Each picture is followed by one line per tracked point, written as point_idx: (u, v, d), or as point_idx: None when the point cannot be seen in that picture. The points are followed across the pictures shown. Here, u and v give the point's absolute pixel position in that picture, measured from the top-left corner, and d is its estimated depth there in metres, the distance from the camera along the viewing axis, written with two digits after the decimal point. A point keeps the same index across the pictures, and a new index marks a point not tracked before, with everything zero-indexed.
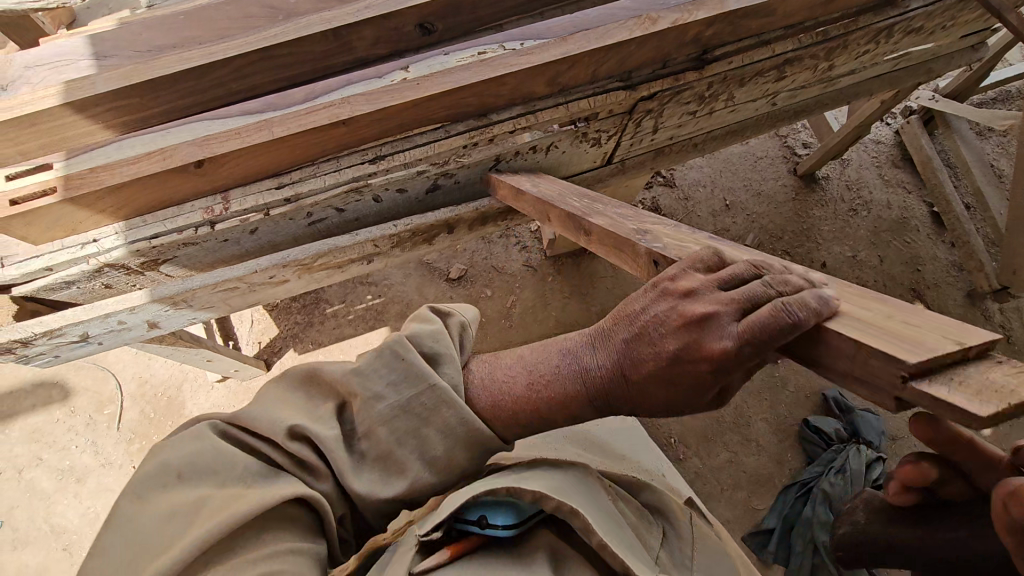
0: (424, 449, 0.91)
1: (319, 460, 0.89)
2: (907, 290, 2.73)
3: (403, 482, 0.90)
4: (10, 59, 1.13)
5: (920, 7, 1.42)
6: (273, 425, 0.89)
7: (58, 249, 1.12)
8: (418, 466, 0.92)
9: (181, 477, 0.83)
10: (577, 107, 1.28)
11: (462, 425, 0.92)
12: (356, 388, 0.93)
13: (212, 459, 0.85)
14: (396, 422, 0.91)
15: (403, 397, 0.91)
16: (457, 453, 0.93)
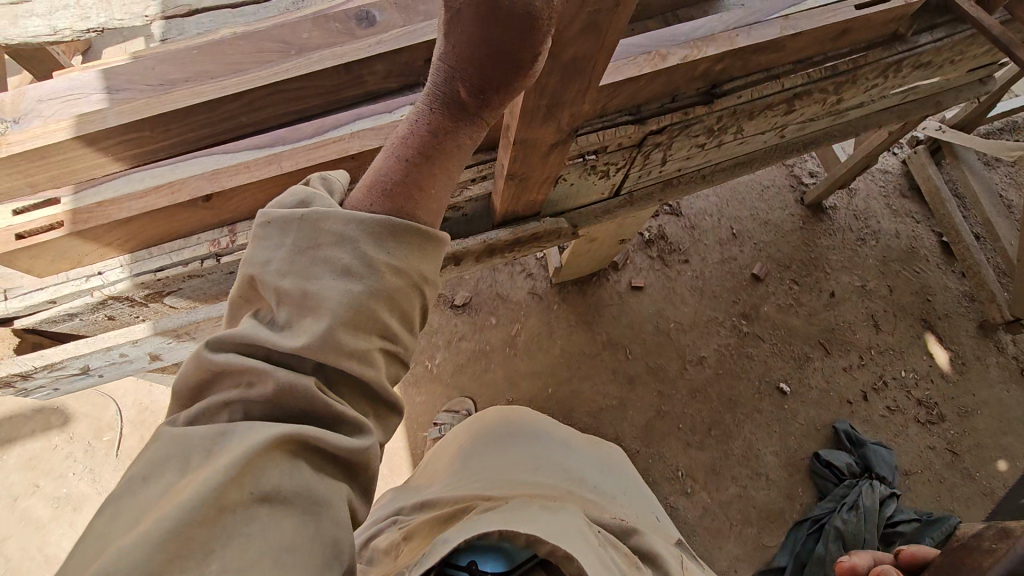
0: (331, 264, 0.71)
1: (242, 360, 0.67)
2: (918, 320, 2.71)
3: (325, 308, 0.68)
4: (22, 93, 1.13)
5: (929, 42, 1.43)
6: (193, 360, 0.69)
7: (62, 282, 1.10)
8: (340, 290, 0.70)
9: (148, 479, 0.61)
10: (587, 141, 1.27)
11: (362, 224, 0.73)
12: (246, 275, 0.73)
13: (173, 447, 0.63)
14: (290, 266, 0.71)
15: (286, 244, 0.72)
16: (371, 251, 0.72)
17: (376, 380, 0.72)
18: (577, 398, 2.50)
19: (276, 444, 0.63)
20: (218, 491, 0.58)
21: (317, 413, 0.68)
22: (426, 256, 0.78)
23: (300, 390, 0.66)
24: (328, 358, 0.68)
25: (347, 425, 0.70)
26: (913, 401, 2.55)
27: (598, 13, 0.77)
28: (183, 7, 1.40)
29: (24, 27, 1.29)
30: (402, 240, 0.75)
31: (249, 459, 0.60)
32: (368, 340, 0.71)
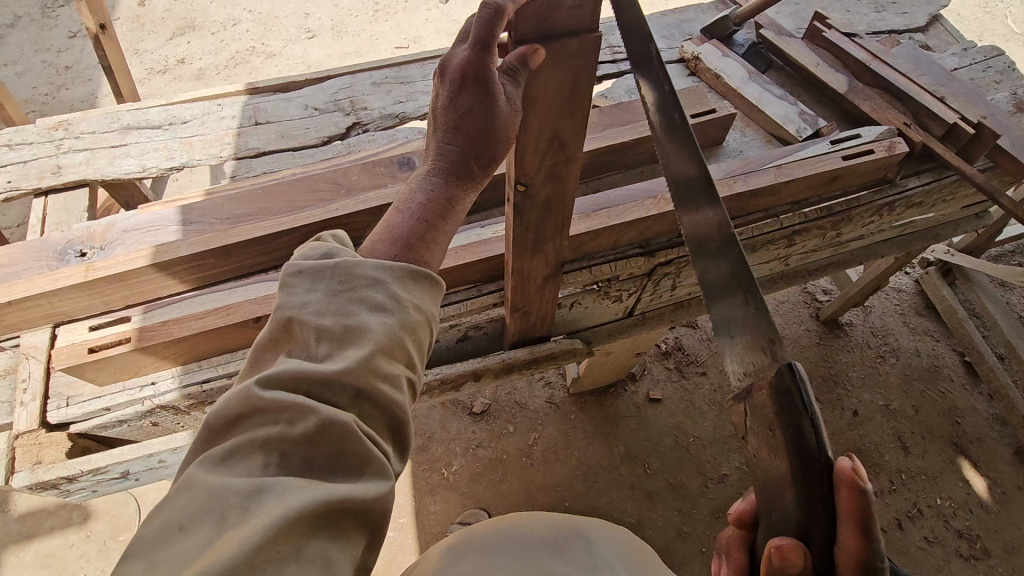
0: (368, 304, 0.68)
1: (286, 397, 0.60)
2: (948, 443, 2.63)
3: (368, 346, 0.65)
4: (110, 223, 1.31)
5: (917, 186, 1.56)
6: (234, 399, 0.61)
7: (119, 390, 1.20)
8: (379, 323, 0.67)
9: (182, 531, 0.54)
10: (599, 271, 1.39)
11: (394, 267, 0.71)
12: (279, 317, 0.67)
13: (204, 499, 0.55)
14: (324, 307, 0.67)
15: (324, 286, 0.68)
16: (410, 296, 0.71)
17: (404, 415, 0.66)
18: (595, 513, 2.44)
19: (315, 501, 0.55)
20: (253, 556, 0.51)
21: (352, 459, 0.60)
22: (438, 300, 0.76)
23: (341, 430, 0.59)
24: (366, 387, 0.63)
25: (374, 468, 0.61)
26: (952, 533, 2.43)
27: (554, 163, 0.93)
28: (253, 149, 1.60)
29: (120, 166, 1.54)
30: (421, 282, 0.73)
31: (287, 522, 0.53)
32: (398, 371, 0.66)
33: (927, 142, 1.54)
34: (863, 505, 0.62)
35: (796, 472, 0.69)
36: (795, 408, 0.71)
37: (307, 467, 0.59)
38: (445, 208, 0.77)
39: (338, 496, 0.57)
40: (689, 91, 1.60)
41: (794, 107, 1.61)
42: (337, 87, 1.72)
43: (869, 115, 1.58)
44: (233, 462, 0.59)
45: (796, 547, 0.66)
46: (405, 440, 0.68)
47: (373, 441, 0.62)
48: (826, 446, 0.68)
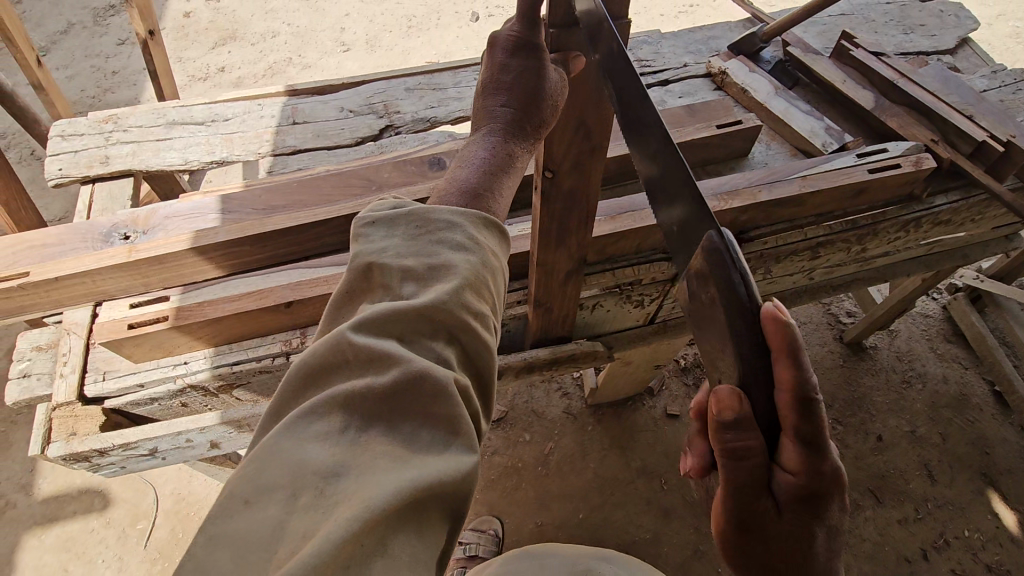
0: (447, 247, 0.72)
1: (376, 344, 0.61)
2: (977, 473, 2.55)
3: (455, 280, 0.68)
4: (153, 210, 1.37)
5: (944, 203, 1.55)
6: (321, 352, 0.62)
7: (152, 368, 1.24)
8: (464, 261, 0.70)
9: (249, 506, 0.52)
10: (622, 274, 1.40)
11: (469, 213, 0.76)
12: (361, 262, 0.70)
13: (279, 473, 0.54)
14: (404, 251, 0.71)
15: (403, 236, 0.73)
16: (487, 242, 0.75)
17: (490, 365, 0.68)
18: (608, 526, 2.41)
19: (404, 486, 0.52)
20: (340, 552, 0.47)
21: (441, 423, 0.59)
22: (507, 252, 0.79)
23: (434, 384, 0.60)
24: (456, 330, 0.65)
25: (462, 439, 0.59)
26: (980, 567, 2.34)
27: (580, 152, 0.98)
28: (289, 147, 1.67)
29: (164, 158, 1.61)
30: (494, 231, 0.77)
31: (378, 512, 0.50)
32: (486, 311, 0.69)
33: (955, 158, 1.53)
34: (791, 338, 0.57)
35: (731, 322, 0.60)
36: (725, 265, 0.60)
37: (389, 435, 0.58)
38: (505, 163, 0.84)
39: (429, 477, 0.54)
40: (715, 104, 1.63)
41: (820, 122, 1.62)
42: (372, 91, 1.78)
43: (896, 131, 1.59)
44: (311, 419, 0.58)
45: (732, 393, 0.61)
46: (489, 398, 0.69)
47: (462, 395, 0.62)
48: (756, 291, 0.59)
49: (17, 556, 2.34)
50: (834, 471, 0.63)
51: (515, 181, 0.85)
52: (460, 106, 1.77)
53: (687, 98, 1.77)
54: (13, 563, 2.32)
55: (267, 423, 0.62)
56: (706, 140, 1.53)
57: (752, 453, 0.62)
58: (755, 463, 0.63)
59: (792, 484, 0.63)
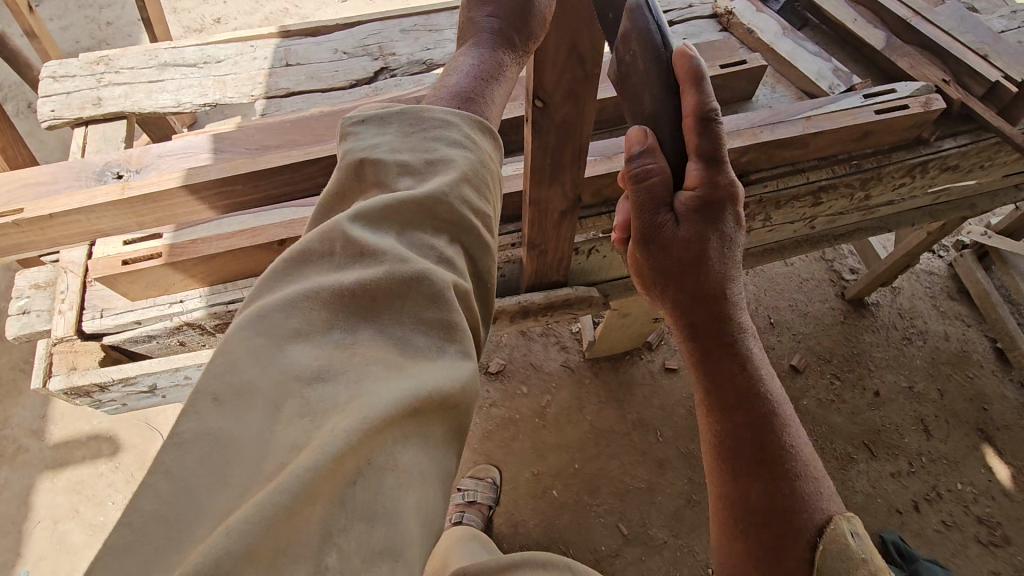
0: (444, 143, 0.73)
1: (372, 242, 0.62)
2: (973, 429, 2.57)
3: (454, 174, 0.70)
4: (145, 149, 1.36)
5: (953, 147, 1.49)
6: (312, 245, 0.62)
7: (149, 306, 1.26)
8: (461, 156, 0.73)
9: (217, 404, 0.49)
10: (619, 217, 1.38)
11: (467, 115, 0.77)
12: (354, 159, 0.70)
13: (265, 376, 0.51)
14: (399, 146, 0.72)
15: (397, 133, 0.74)
16: (483, 142, 0.77)
17: (489, 271, 0.71)
18: (605, 476, 2.46)
19: (403, 397, 0.51)
20: (341, 462, 0.46)
21: (438, 327, 0.60)
22: (500, 154, 0.80)
23: (435, 283, 0.61)
24: (456, 228, 0.68)
25: (459, 345, 0.60)
26: (971, 518, 2.38)
27: (572, 80, 0.97)
28: (283, 89, 1.64)
29: (156, 100, 1.58)
30: (489, 133, 0.79)
31: (377, 420, 0.49)
32: (483, 209, 0.71)
33: (966, 100, 1.48)
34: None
35: (708, 226, 0.69)
36: (710, 166, 0.70)
37: (382, 340, 0.58)
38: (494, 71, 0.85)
39: (430, 384, 0.54)
40: (719, 44, 1.58)
41: (829, 63, 1.57)
42: (367, 33, 1.74)
43: (906, 72, 1.53)
44: (296, 316, 0.56)
45: None
46: (487, 306, 0.70)
47: (461, 294, 0.64)
48: (730, 187, 0.69)
49: (32, 498, 2.43)
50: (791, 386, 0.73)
51: (504, 91, 0.86)
52: (457, 48, 1.72)
53: (691, 39, 1.71)
54: (28, 502, 2.42)
55: (244, 320, 0.60)
56: (709, 80, 1.48)
57: None
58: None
59: None
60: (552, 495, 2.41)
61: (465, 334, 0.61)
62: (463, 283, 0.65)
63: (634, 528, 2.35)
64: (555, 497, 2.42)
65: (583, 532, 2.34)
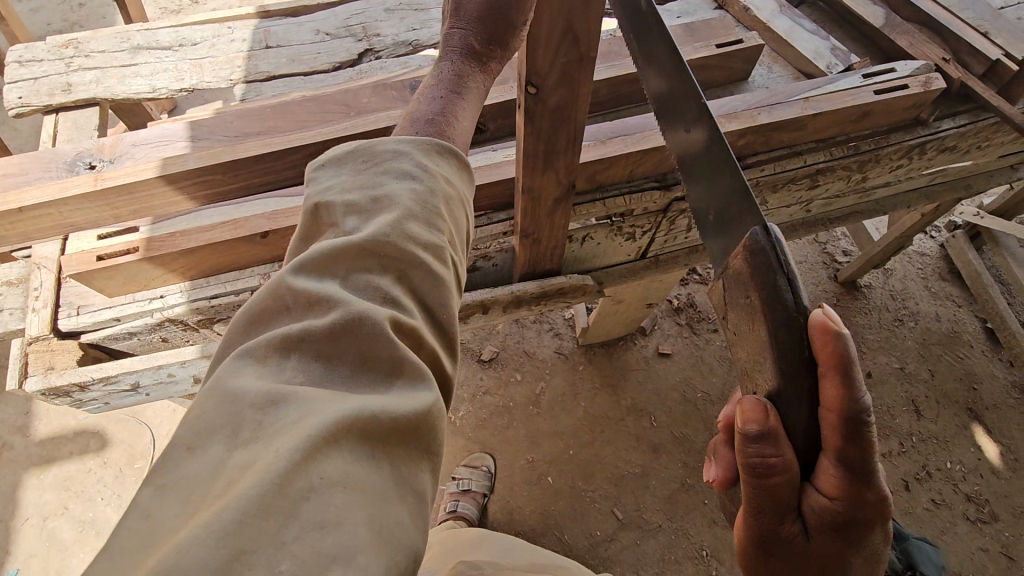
0: (394, 176, 0.69)
1: (315, 285, 0.59)
2: (963, 409, 2.59)
3: (400, 208, 0.65)
4: (119, 138, 1.30)
5: (951, 128, 1.47)
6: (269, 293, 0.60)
7: (128, 302, 1.21)
8: (408, 189, 0.68)
9: (186, 448, 0.48)
10: (613, 204, 1.34)
11: (415, 142, 0.73)
12: (309, 205, 0.68)
13: (213, 414, 0.50)
14: (348, 186, 0.69)
15: (344, 176, 0.70)
16: (438, 167, 0.73)
17: (446, 309, 0.65)
18: (599, 462, 2.46)
19: (343, 423, 0.49)
20: (274, 498, 0.43)
21: (384, 359, 0.56)
22: (461, 181, 0.77)
23: (376, 319, 0.57)
24: (405, 264, 0.63)
25: (408, 376, 0.57)
26: (960, 496, 2.40)
27: (567, 63, 0.93)
28: (263, 73, 1.58)
29: (130, 85, 1.51)
30: (447, 157, 0.75)
31: (316, 438, 0.46)
32: (437, 240, 0.66)
33: (965, 79, 1.44)
34: (841, 350, 0.59)
35: (776, 334, 0.63)
36: (772, 266, 0.64)
37: (330, 376, 0.55)
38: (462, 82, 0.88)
39: (379, 409, 0.52)
40: (715, 23, 1.53)
41: (826, 42, 1.53)
42: (350, 12, 1.67)
43: (905, 51, 1.49)
44: (248, 361, 0.54)
45: (758, 407, 0.66)
46: (449, 345, 0.66)
47: (409, 334, 0.59)
48: (804, 301, 0.62)
49: (19, 495, 2.40)
50: (872, 502, 0.68)
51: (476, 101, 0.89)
52: (444, 28, 1.66)
53: (686, 18, 1.66)
54: (13, 502, 2.38)
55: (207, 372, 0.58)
56: (704, 61, 1.44)
57: (774, 471, 0.66)
58: (777, 482, 0.67)
59: (826, 505, 0.68)
60: (547, 482, 2.40)
61: (416, 367, 0.57)
62: (411, 321, 0.60)
63: (628, 513, 2.36)
64: (550, 483, 2.42)
65: (578, 519, 2.34)
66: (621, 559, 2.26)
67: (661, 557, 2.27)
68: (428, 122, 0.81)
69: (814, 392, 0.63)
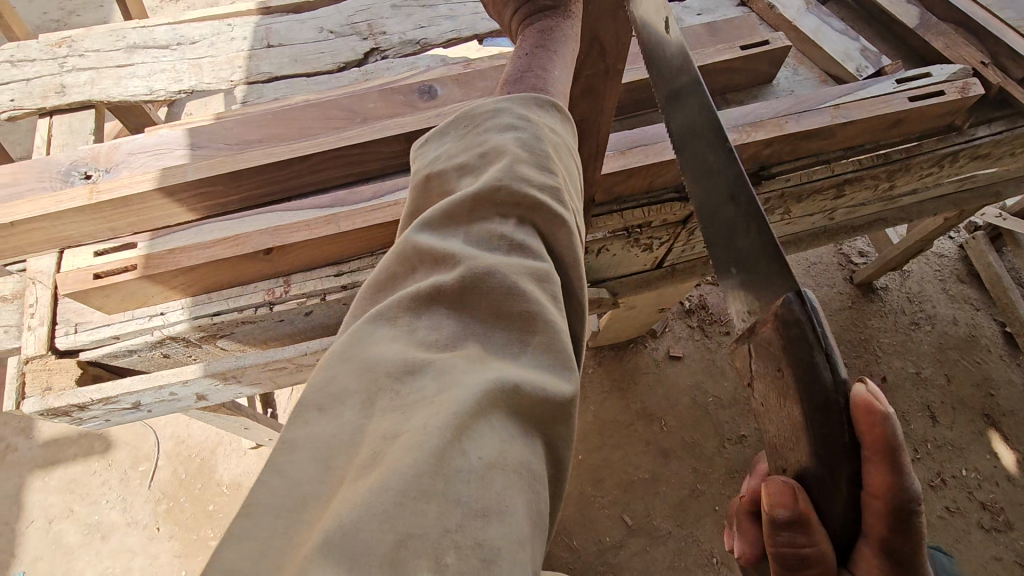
0: (501, 131, 0.66)
1: (438, 243, 0.58)
2: (979, 415, 2.54)
3: (510, 157, 0.62)
4: (116, 145, 1.24)
5: (987, 135, 1.39)
6: (397, 256, 0.59)
7: (127, 319, 1.17)
8: (513, 139, 0.65)
9: (319, 411, 0.48)
10: (632, 216, 1.28)
11: (514, 97, 0.69)
12: (419, 178, 0.68)
13: (352, 377, 0.49)
14: (458, 150, 0.67)
15: (452, 142, 0.69)
16: (546, 119, 0.69)
17: (574, 255, 0.62)
18: (607, 467, 2.43)
19: (488, 393, 0.47)
20: (434, 464, 0.42)
21: (514, 319, 0.54)
22: (569, 129, 0.73)
23: (501, 282, 0.54)
24: (527, 213, 0.61)
25: (541, 336, 0.53)
26: (975, 505, 2.36)
27: (592, 75, 0.92)
28: (264, 74, 1.51)
29: (127, 87, 1.46)
30: (550, 106, 0.71)
31: (467, 414, 0.44)
32: (557, 184, 0.63)
33: (1004, 85, 1.37)
34: (888, 434, 0.50)
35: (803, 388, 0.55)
36: (808, 343, 0.55)
37: (465, 332, 0.54)
38: (545, 36, 0.80)
39: (523, 374, 0.50)
40: (739, 22, 1.46)
41: (855, 42, 1.45)
42: (355, 9, 1.60)
43: (941, 53, 1.42)
44: (382, 323, 0.53)
45: (786, 489, 0.56)
46: (578, 294, 0.62)
47: (537, 282, 0.56)
48: (842, 375, 0.54)
49: (25, 495, 2.63)
50: (906, 552, 0.56)
51: (569, 44, 0.79)
52: (453, 26, 1.59)
53: (707, 15, 1.58)
54: (22, 502, 2.61)
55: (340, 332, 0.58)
56: (729, 63, 1.37)
57: (807, 564, 0.56)
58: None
59: (835, 509, 0.57)
60: None
61: (548, 324, 0.53)
62: (539, 264, 0.57)
63: (637, 519, 2.33)
64: (558, 488, 2.39)
65: (585, 524, 2.32)
66: (630, 566, 2.24)
67: (671, 565, 2.24)
68: (516, 83, 0.74)
69: (857, 474, 0.54)
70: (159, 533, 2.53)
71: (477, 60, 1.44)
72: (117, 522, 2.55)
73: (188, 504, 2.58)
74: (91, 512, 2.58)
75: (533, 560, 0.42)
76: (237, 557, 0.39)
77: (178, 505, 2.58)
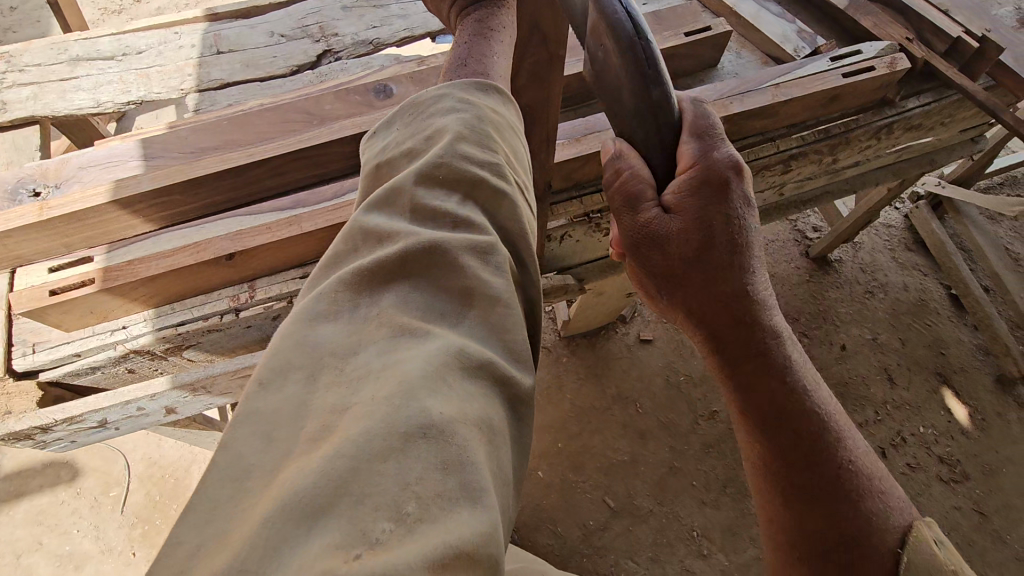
0: (444, 112, 0.70)
1: (384, 223, 0.61)
2: (933, 373, 2.68)
3: (449, 138, 0.66)
4: (64, 160, 1.21)
5: (916, 107, 1.47)
6: (345, 233, 0.62)
7: (88, 336, 1.15)
8: (455, 120, 0.68)
9: (266, 387, 0.50)
10: (591, 201, 1.31)
11: (455, 84, 0.73)
12: (369, 167, 0.71)
13: (298, 355, 0.52)
14: (403, 136, 0.71)
15: (397, 131, 0.72)
16: (486, 102, 0.73)
17: (518, 229, 0.65)
18: (586, 453, 2.48)
19: (435, 358, 0.50)
20: (389, 425, 0.45)
21: (454, 292, 0.57)
22: (513, 112, 0.77)
23: (443, 252, 0.58)
24: (470, 194, 0.64)
25: (478, 308, 0.57)
26: (934, 459, 2.49)
27: (537, 63, 0.96)
28: (216, 80, 1.50)
29: (72, 101, 1.42)
30: (492, 93, 0.75)
31: (416, 378, 0.48)
32: (497, 165, 0.66)
33: (929, 58, 1.45)
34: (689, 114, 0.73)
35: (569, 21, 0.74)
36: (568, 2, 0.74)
37: (405, 303, 0.56)
38: (485, 30, 0.88)
39: (466, 342, 0.54)
40: (682, 10, 1.51)
41: (791, 25, 1.52)
42: (304, 11, 1.59)
43: (871, 31, 1.50)
44: (330, 300, 0.55)
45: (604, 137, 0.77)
46: (526, 263, 0.65)
47: (481, 254, 0.59)
48: None
49: None
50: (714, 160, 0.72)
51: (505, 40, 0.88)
52: (404, 24, 1.60)
53: (651, 5, 1.63)
54: None
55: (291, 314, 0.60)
56: (674, 50, 1.42)
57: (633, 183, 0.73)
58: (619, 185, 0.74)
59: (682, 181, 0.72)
60: (537, 477, 2.41)
61: (487, 296, 0.57)
62: (484, 238, 0.61)
63: (619, 501, 2.38)
64: (540, 478, 2.42)
65: (569, 510, 2.36)
66: (615, 547, 2.29)
67: (653, 542, 2.31)
68: (461, 67, 0.82)
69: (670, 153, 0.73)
70: (135, 558, 2.47)
71: (430, 57, 1.45)
72: (91, 551, 2.49)
73: (164, 526, 2.53)
74: (62, 543, 2.51)
75: (495, 504, 0.45)
76: (190, 525, 0.42)
77: (153, 527, 2.54)
